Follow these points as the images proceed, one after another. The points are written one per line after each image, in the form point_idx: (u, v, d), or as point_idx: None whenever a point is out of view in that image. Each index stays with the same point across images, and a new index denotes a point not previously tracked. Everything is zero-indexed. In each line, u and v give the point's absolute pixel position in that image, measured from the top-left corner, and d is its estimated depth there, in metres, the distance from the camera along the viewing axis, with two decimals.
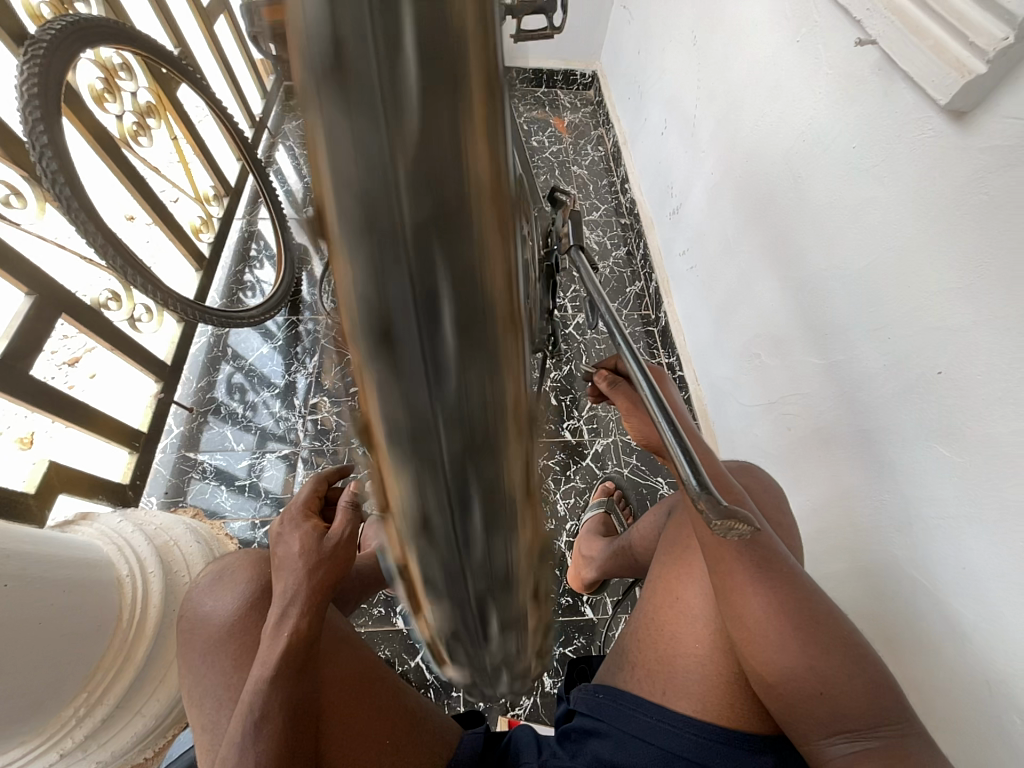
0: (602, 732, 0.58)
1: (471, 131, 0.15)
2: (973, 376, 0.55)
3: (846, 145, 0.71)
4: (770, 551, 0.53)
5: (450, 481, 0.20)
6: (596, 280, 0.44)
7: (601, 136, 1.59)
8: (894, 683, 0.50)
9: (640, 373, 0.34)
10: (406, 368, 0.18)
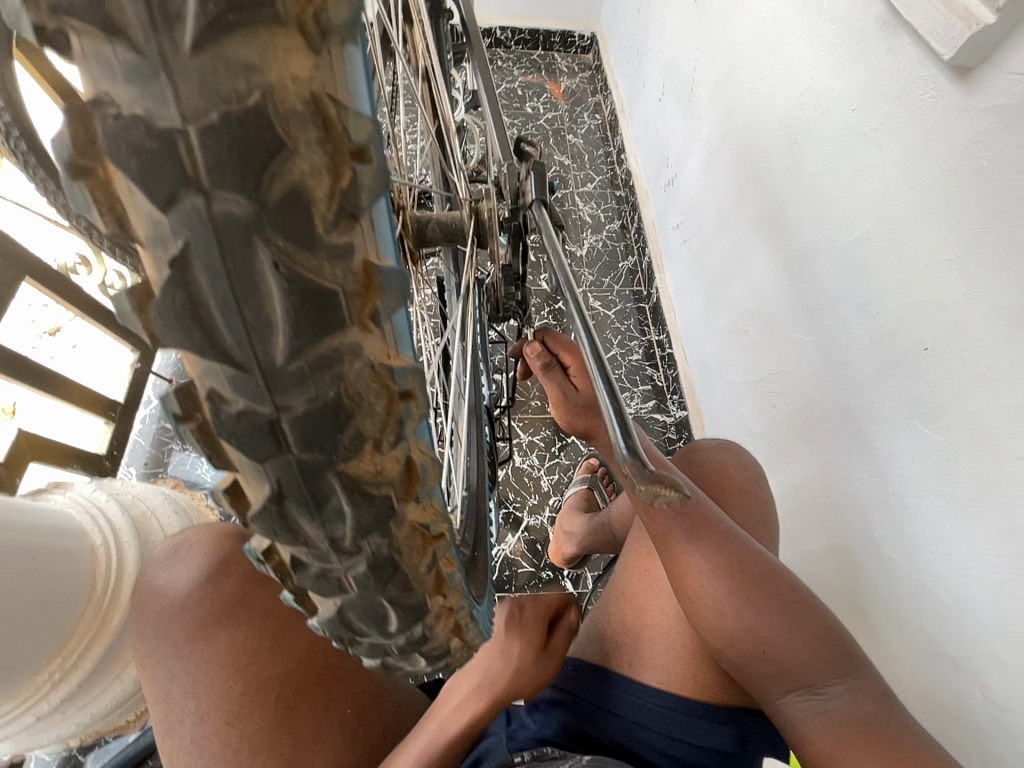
0: (567, 702, 0.59)
1: (318, 177, 0.16)
2: (959, 352, 0.54)
3: (845, 109, 0.67)
4: (701, 514, 0.50)
5: (292, 407, 0.19)
6: (555, 237, 0.41)
7: (599, 103, 1.50)
8: (846, 637, 0.50)
9: (578, 331, 0.33)
10: (271, 399, 0.18)
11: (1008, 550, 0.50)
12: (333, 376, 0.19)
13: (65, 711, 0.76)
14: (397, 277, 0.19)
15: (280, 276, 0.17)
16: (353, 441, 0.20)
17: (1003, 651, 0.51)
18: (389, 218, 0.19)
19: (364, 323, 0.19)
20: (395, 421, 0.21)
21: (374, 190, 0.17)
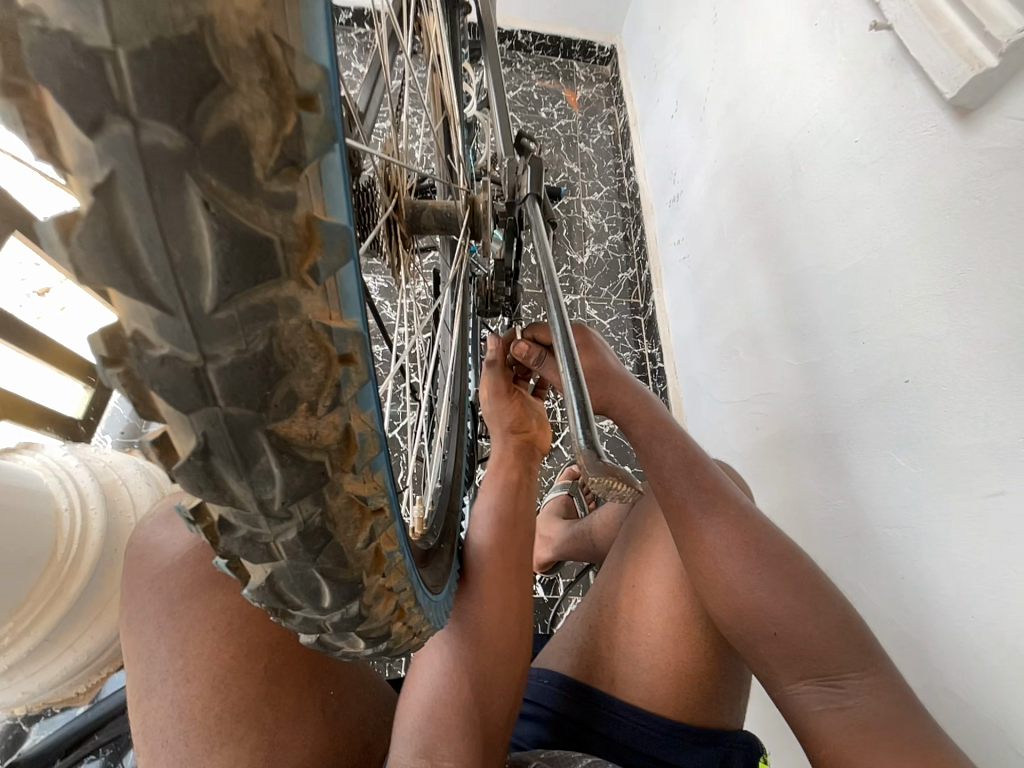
0: (541, 717, 0.60)
1: (258, 118, 0.15)
2: (938, 388, 0.54)
3: (847, 140, 0.68)
4: (719, 487, 0.53)
5: (218, 357, 0.17)
6: (542, 231, 0.41)
7: (613, 115, 1.50)
8: (867, 632, 0.49)
9: (555, 325, 0.33)
10: (193, 349, 0.17)
11: (969, 587, 0.51)
12: (266, 331, 0.18)
13: (13, 676, 0.74)
14: (340, 234, 0.18)
15: (208, 222, 0.15)
16: (285, 401, 0.19)
17: (959, 686, 0.52)
18: (340, 173, 0.19)
19: (304, 279, 0.18)
20: (333, 385, 0.20)
21: (325, 147, 0.17)
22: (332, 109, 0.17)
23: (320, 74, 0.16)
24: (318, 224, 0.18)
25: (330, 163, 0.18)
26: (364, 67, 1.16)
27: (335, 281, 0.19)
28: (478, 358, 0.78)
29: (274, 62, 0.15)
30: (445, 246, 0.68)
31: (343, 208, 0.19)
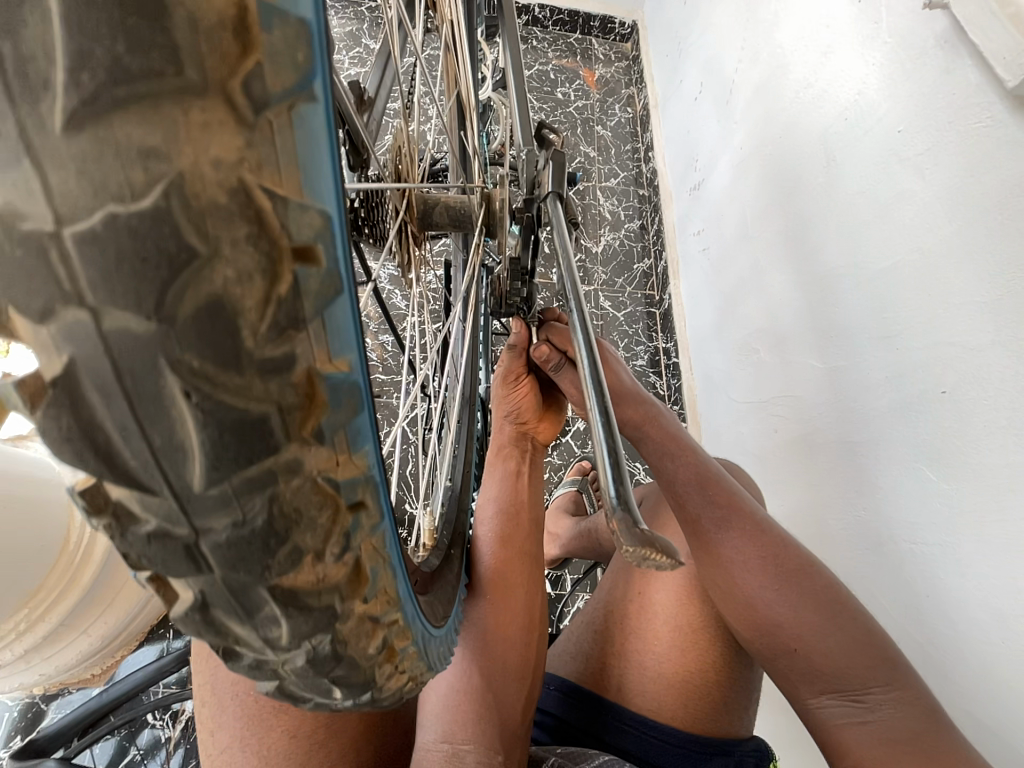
0: (552, 724, 0.60)
1: (246, 289, 0.15)
2: (977, 401, 0.52)
3: (890, 130, 0.63)
4: (730, 494, 0.52)
5: (213, 531, 0.17)
6: (565, 234, 0.37)
7: (632, 96, 1.42)
8: (888, 641, 0.47)
9: (578, 346, 0.25)
10: (187, 521, 0.17)
11: (999, 609, 0.49)
12: (268, 496, 0.17)
13: (30, 660, 0.72)
14: (344, 383, 0.18)
15: (190, 408, 0.15)
16: (290, 556, 0.19)
17: (981, 711, 0.50)
18: (352, 320, 0.18)
19: (308, 436, 0.18)
20: (341, 529, 0.20)
21: (331, 305, 0.17)
22: (337, 266, 0.17)
23: (326, 236, 0.16)
24: (319, 377, 0.17)
25: (340, 318, 0.17)
26: (375, 43, 1.11)
27: (346, 430, 0.19)
28: (489, 354, 0.76)
29: (264, 222, 0.15)
30: (456, 241, 0.66)
31: (357, 355, 0.19)
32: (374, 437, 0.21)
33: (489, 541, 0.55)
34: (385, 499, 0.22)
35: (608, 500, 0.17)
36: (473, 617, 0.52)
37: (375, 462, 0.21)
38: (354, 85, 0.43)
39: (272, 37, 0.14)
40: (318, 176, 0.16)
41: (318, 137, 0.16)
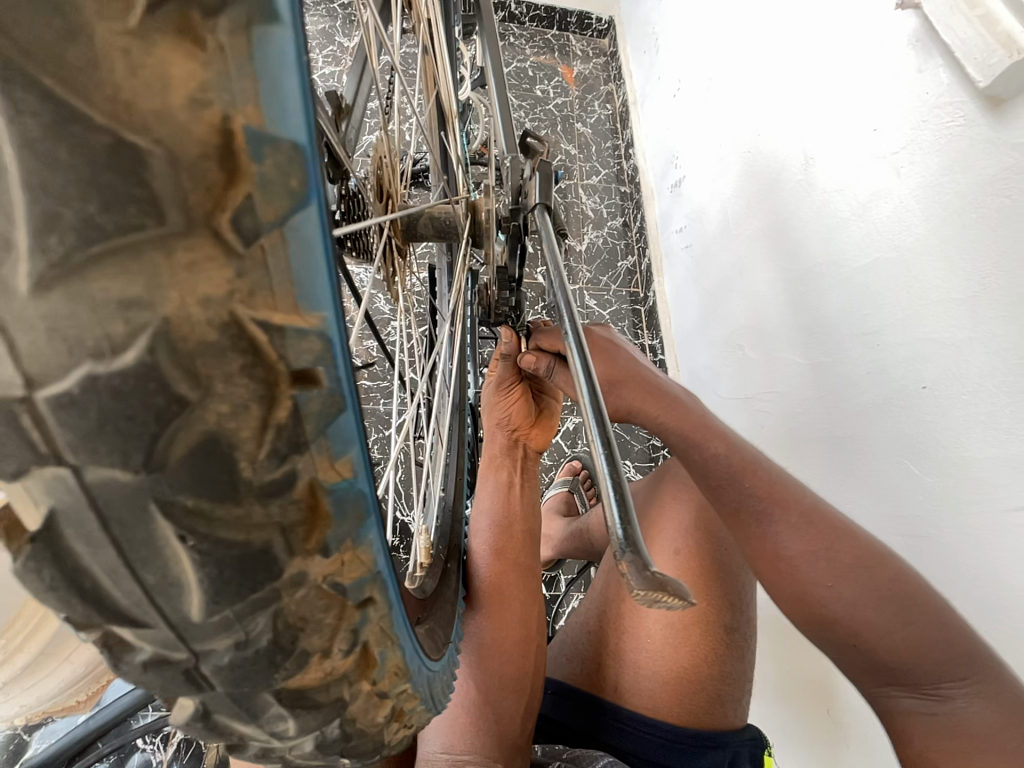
0: (554, 728, 0.60)
1: (241, 427, 0.15)
2: (958, 395, 0.53)
3: (866, 129, 0.64)
4: (782, 486, 0.50)
5: (215, 651, 0.17)
6: (551, 244, 0.35)
7: (611, 92, 1.41)
8: (965, 633, 0.44)
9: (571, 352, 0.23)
10: (187, 643, 0.17)
11: (983, 598, 0.50)
12: (272, 612, 0.17)
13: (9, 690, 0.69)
14: (349, 490, 0.18)
15: (191, 551, 0.15)
16: (298, 662, 0.19)
17: None
18: (358, 424, 0.18)
19: (313, 551, 0.17)
20: (348, 624, 0.19)
21: (335, 417, 0.16)
22: (339, 379, 0.16)
23: (328, 353, 0.16)
24: (324, 490, 0.17)
25: (344, 427, 0.17)
26: (350, 41, 1.09)
27: (352, 534, 0.18)
28: (478, 360, 0.75)
29: (259, 347, 0.14)
30: (441, 247, 0.65)
31: (365, 457, 0.18)
32: (381, 527, 0.20)
33: (485, 554, 0.54)
34: (391, 584, 0.22)
35: (615, 541, 0.17)
36: (470, 633, 0.51)
37: (382, 555, 0.20)
38: (331, 93, 0.42)
39: (264, 177, 0.13)
40: (321, 298, 0.15)
41: (320, 263, 0.15)
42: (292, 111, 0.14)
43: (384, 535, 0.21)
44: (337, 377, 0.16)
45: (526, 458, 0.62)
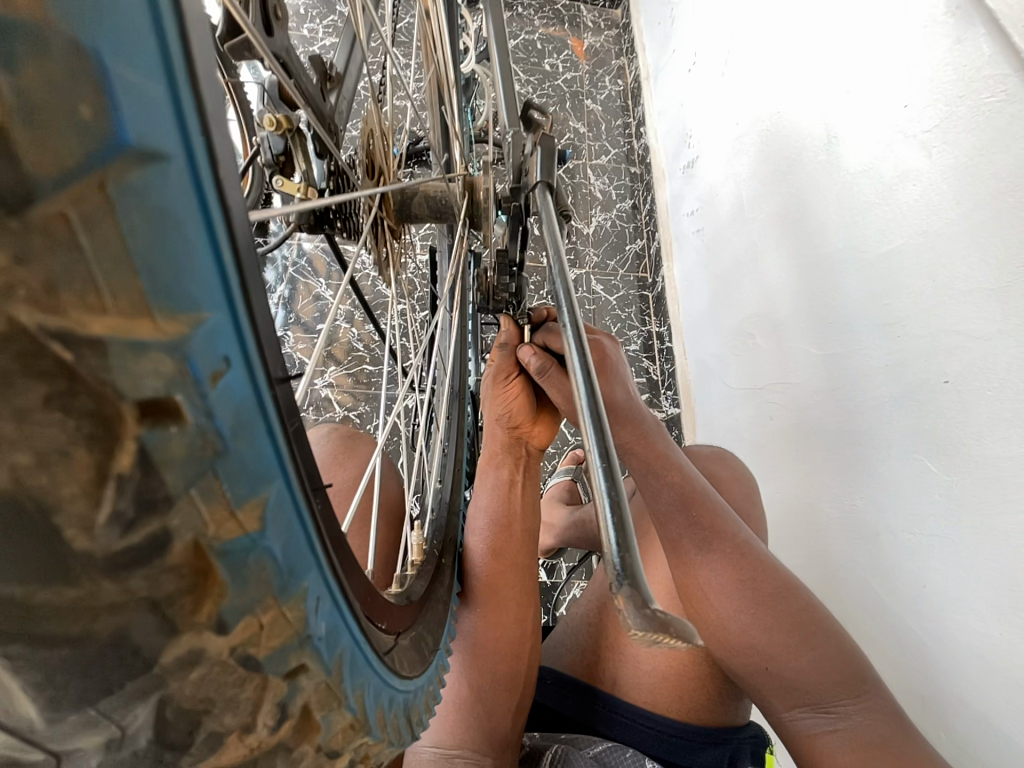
0: (549, 713, 0.59)
1: (66, 482, 0.11)
2: (982, 391, 0.50)
3: (895, 105, 0.60)
4: (713, 512, 0.51)
5: (82, 753, 0.14)
6: (553, 227, 0.32)
7: (623, 67, 1.35)
8: (860, 657, 0.46)
9: (573, 357, 0.21)
10: (43, 744, 0.14)
11: (998, 602, 0.48)
12: (155, 702, 0.14)
13: None
14: (247, 550, 0.15)
15: (0, 659, 0.12)
16: (206, 743, 0.16)
17: (977, 699, 0.50)
18: (265, 454, 0.14)
19: (203, 626, 0.14)
20: (273, 697, 0.16)
21: (223, 459, 0.13)
22: (223, 412, 0.13)
23: (203, 381, 0.13)
24: (213, 552, 0.14)
25: (240, 472, 0.14)
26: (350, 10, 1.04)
27: (266, 597, 0.15)
28: (478, 346, 0.73)
29: (78, 366, 0.11)
30: (441, 228, 0.62)
31: (278, 506, 0.15)
32: (319, 574, 0.17)
33: (481, 553, 0.53)
34: (331, 644, 0.18)
35: (613, 568, 0.15)
36: (463, 630, 0.50)
37: (314, 616, 0.17)
38: (317, 59, 0.38)
39: (113, 153, 0.11)
40: (194, 307, 0.12)
41: (196, 263, 0.12)
42: (146, 55, 0.11)
43: (321, 590, 0.18)
44: (219, 412, 0.13)
45: (528, 453, 0.60)
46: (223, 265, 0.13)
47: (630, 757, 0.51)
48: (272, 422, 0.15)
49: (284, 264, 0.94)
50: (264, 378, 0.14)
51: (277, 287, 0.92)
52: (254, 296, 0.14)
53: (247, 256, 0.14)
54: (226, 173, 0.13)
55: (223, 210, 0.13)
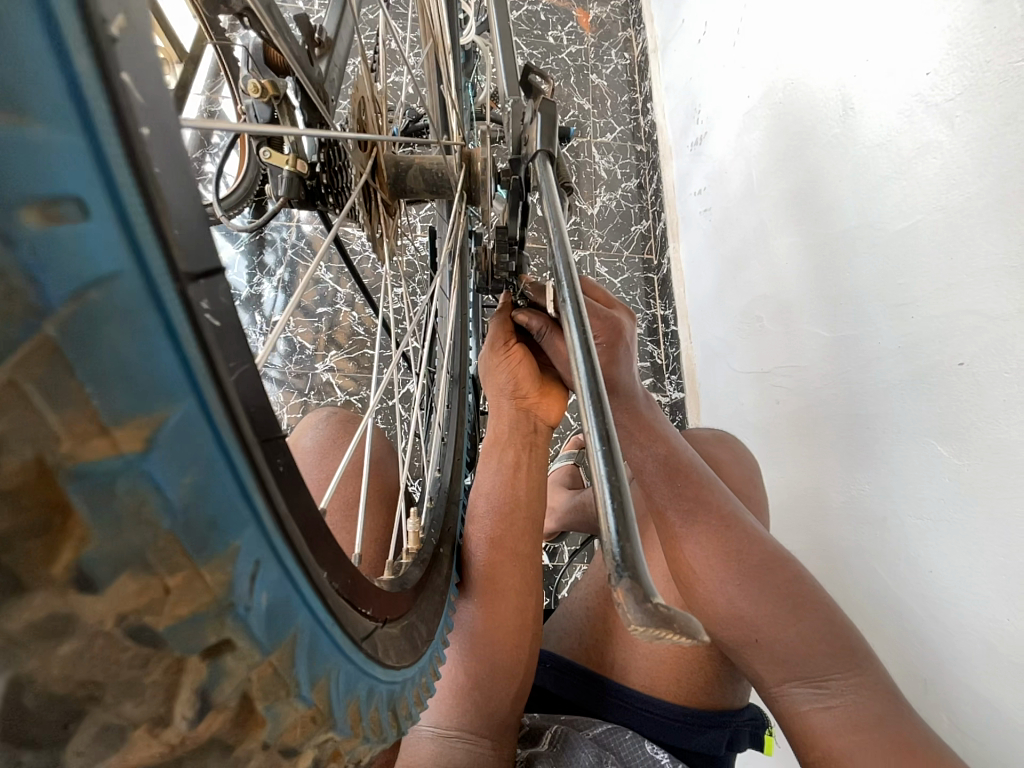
0: (548, 695, 0.60)
1: None
2: (998, 373, 0.49)
3: (918, 73, 0.57)
4: (701, 486, 0.50)
5: None
6: (552, 200, 0.30)
7: (629, 39, 1.29)
8: (851, 628, 0.46)
9: (570, 329, 0.20)
10: None
11: (1009, 589, 0.47)
12: (11, 687, 0.12)
13: None
14: (114, 477, 0.12)
15: None
16: (101, 736, 0.14)
17: (981, 684, 0.50)
18: (167, 359, 0.12)
19: (62, 582, 0.12)
20: (192, 680, 0.15)
21: (71, 331, 0.11)
22: (71, 268, 0.11)
23: (23, 211, 0.10)
24: (67, 473, 0.12)
25: (107, 363, 0.11)
26: None
27: (164, 548, 0.13)
28: (480, 328, 0.72)
29: None
30: (440, 206, 0.60)
31: (186, 432, 0.13)
32: (258, 531, 0.15)
33: (481, 541, 0.53)
34: (274, 619, 0.17)
35: (613, 558, 0.14)
36: (461, 620, 0.50)
37: (246, 582, 0.15)
38: (304, 19, 0.36)
39: None
40: (18, 110, 0.09)
41: (31, 55, 0.09)
42: None
43: (259, 552, 0.15)
44: (50, 268, 0.10)
45: (535, 430, 0.59)
46: (81, 90, 0.10)
47: (645, 752, 0.51)
48: (174, 320, 0.12)
49: (285, 246, 0.93)
50: (167, 256, 0.12)
51: (278, 269, 0.91)
52: (157, 157, 0.11)
53: (148, 124, 0.11)
54: (126, 21, 0.10)
55: (96, 44, 0.10)
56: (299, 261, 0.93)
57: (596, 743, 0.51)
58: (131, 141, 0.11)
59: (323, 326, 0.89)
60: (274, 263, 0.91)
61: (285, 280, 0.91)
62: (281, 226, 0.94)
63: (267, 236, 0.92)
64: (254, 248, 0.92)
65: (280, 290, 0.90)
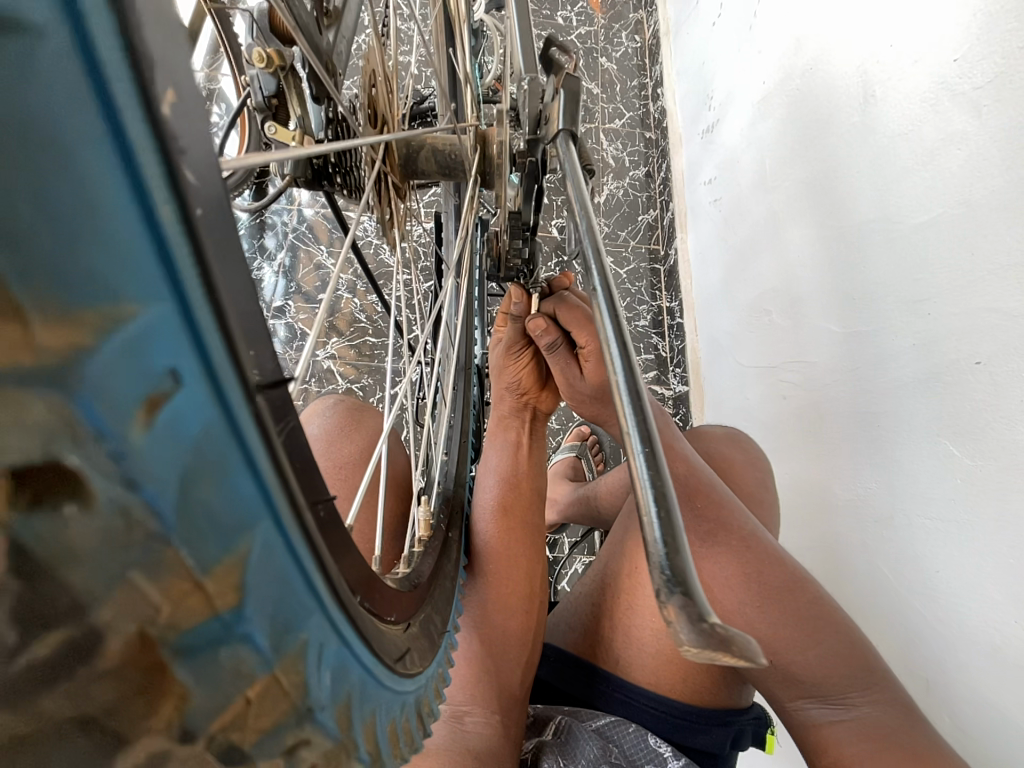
0: (555, 690, 0.60)
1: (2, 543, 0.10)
2: (1015, 373, 0.48)
3: (944, 58, 0.55)
4: (722, 512, 0.48)
5: None
6: (577, 179, 0.29)
7: (641, 21, 1.25)
8: (867, 645, 0.46)
9: (608, 330, 0.19)
10: None
11: (1015, 591, 0.47)
12: None
13: None
14: (216, 642, 0.13)
15: None
16: None
17: (985, 685, 0.50)
18: (251, 489, 0.12)
19: (165, 733, 0.13)
20: None
21: (177, 510, 0.12)
22: (168, 452, 0.11)
23: (131, 419, 0.11)
24: (172, 645, 0.13)
25: (203, 517, 0.12)
26: None
27: (251, 675, 0.14)
28: (486, 318, 0.70)
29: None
30: (448, 191, 0.58)
31: (267, 556, 0.13)
32: (324, 622, 0.15)
33: (489, 519, 0.52)
34: (339, 691, 0.17)
35: (660, 571, 0.13)
36: (470, 604, 0.50)
37: (316, 674, 0.16)
38: None
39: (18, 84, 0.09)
40: (112, 300, 0.10)
41: (113, 220, 0.10)
42: None
43: (325, 638, 0.16)
44: (162, 466, 0.11)
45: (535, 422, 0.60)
46: (146, 205, 0.10)
47: (650, 748, 0.51)
48: (251, 450, 0.12)
49: (285, 227, 0.91)
50: (243, 387, 0.11)
51: (279, 252, 0.89)
52: (223, 287, 0.11)
53: (201, 203, 0.11)
54: (175, 94, 0.10)
55: (169, 165, 0.10)
56: (301, 244, 0.91)
57: (599, 736, 0.52)
58: (196, 236, 0.10)
59: (325, 313, 0.87)
60: (275, 244, 0.89)
61: (285, 264, 0.89)
62: (283, 207, 0.92)
63: (268, 217, 0.90)
64: (255, 229, 0.89)
65: (281, 274, 0.88)
